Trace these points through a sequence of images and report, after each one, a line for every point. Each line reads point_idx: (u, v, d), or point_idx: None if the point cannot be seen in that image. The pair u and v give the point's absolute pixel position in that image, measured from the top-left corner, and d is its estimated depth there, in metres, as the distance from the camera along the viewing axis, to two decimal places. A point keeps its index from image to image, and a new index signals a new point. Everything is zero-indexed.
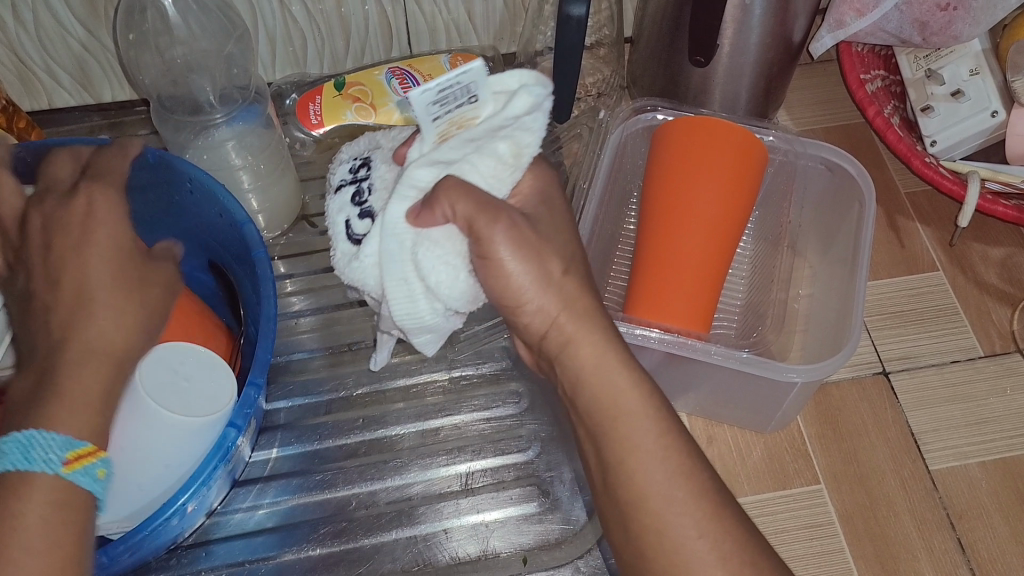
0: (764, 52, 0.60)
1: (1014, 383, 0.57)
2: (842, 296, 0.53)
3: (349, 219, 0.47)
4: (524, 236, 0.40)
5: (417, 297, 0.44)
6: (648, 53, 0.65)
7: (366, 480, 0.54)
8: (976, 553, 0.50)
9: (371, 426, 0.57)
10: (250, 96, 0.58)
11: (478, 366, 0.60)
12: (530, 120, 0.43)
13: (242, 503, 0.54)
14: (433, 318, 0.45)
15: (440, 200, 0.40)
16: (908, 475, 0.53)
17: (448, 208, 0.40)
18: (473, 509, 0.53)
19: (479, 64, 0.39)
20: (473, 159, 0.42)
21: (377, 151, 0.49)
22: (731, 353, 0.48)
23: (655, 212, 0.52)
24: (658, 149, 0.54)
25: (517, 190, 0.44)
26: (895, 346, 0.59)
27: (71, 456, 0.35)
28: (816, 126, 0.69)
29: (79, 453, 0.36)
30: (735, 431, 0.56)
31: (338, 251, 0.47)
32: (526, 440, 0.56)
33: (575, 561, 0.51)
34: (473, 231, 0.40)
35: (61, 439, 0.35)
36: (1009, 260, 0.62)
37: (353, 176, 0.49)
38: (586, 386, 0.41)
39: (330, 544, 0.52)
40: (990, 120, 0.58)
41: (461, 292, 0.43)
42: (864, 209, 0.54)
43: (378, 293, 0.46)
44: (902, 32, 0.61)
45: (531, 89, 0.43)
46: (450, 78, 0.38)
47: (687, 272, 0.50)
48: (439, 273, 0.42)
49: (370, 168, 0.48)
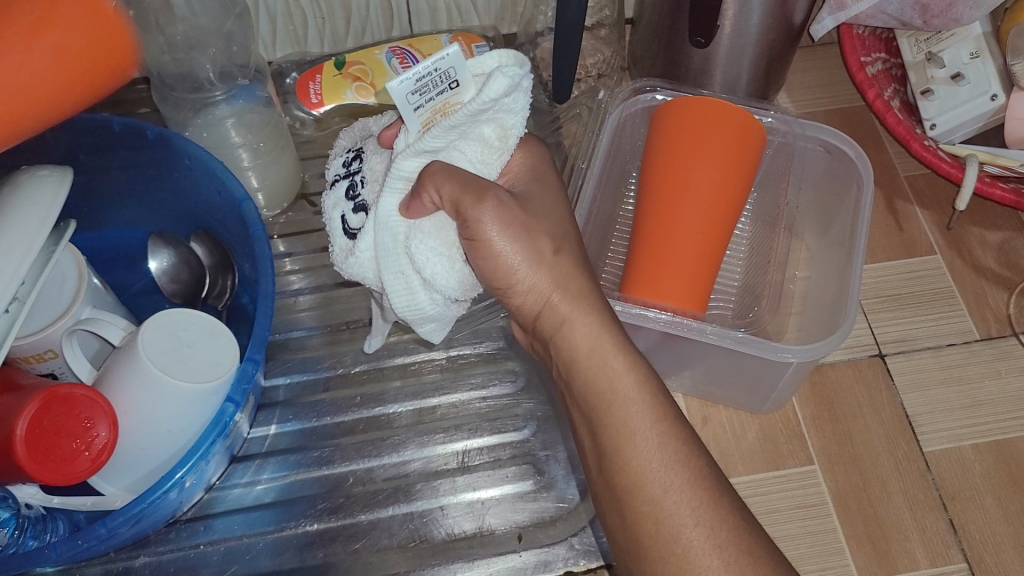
0: (764, 34, 0.60)
1: (1009, 367, 0.57)
2: (840, 278, 0.53)
3: (344, 213, 0.47)
4: (512, 214, 0.41)
5: (415, 287, 0.44)
6: (649, 35, 0.65)
7: (363, 457, 0.55)
8: (967, 534, 0.50)
9: (369, 405, 0.57)
10: (251, 75, 0.60)
11: (476, 345, 0.60)
12: (511, 103, 0.41)
13: (241, 478, 0.54)
14: (434, 309, 0.45)
15: (426, 186, 0.40)
16: (902, 456, 0.53)
17: (435, 193, 0.40)
18: (469, 487, 0.53)
19: (456, 49, 0.39)
20: (461, 146, 0.42)
21: (368, 142, 0.49)
22: (727, 333, 0.49)
23: (654, 191, 0.52)
24: (658, 128, 0.54)
25: (507, 170, 0.44)
26: (892, 329, 0.59)
27: None
28: (817, 109, 0.69)
29: None
30: (731, 411, 0.56)
31: (337, 246, 0.47)
32: (522, 419, 0.56)
33: (569, 539, 0.51)
34: (460, 214, 0.40)
35: None
36: (1006, 244, 0.62)
37: (347, 170, 0.49)
38: (581, 371, 0.41)
39: (327, 520, 0.52)
40: (990, 104, 0.58)
41: (458, 281, 0.43)
42: (862, 191, 0.54)
43: (378, 286, 0.46)
44: (903, 15, 0.61)
45: (507, 70, 0.41)
46: (425, 66, 0.38)
47: (685, 252, 0.51)
48: (435, 262, 0.42)
49: (363, 157, 0.48)
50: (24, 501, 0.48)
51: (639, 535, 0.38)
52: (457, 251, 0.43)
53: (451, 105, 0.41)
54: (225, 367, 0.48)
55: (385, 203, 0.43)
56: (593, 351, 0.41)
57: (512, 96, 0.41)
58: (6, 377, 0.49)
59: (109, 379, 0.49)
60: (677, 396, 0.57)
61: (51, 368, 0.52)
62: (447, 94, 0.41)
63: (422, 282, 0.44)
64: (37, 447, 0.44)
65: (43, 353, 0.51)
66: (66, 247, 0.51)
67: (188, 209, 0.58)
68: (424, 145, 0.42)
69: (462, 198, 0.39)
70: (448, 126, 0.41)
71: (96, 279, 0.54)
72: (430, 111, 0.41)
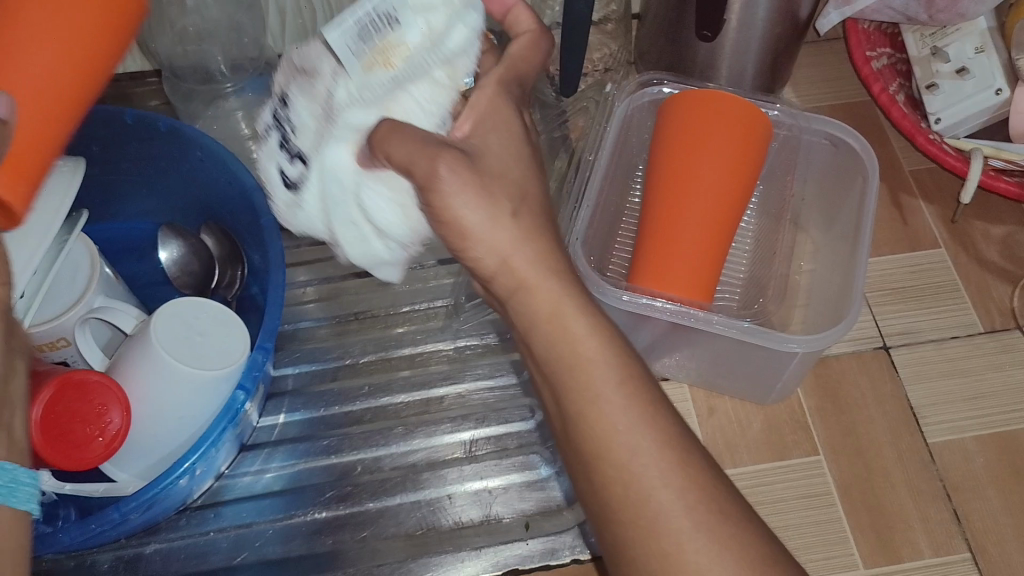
0: (771, 28, 0.60)
1: (1012, 359, 0.57)
2: (845, 270, 0.53)
3: (281, 166, 0.43)
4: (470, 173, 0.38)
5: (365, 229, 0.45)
6: (655, 29, 0.65)
7: (371, 445, 0.55)
8: (971, 524, 0.51)
9: (377, 394, 0.58)
10: (260, 66, 0.64)
11: (483, 336, 0.60)
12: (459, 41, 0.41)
13: (251, 466, 0.55)
14: (390, 255, 0.46)
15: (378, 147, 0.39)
16: (905, 447, 0.54)
17: (387, 155, 0.39)
18: (476, 476, 0.54)
19: None
20: (410, 88, 0.41)
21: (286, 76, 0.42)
22: (733, 323, 0.49)
23: (661, 182, 0.53)
24: (664, 120, 0.54)
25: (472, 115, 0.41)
26: (896, 321, 0.59)
27: None
28: (822, 103, 0.69)
29: None
30: (736, 402, 0.56)
31: (278, 201, 0.45)
32: (529, 409, 0.57)
33: (577, 527, 0.51)
34: (415, 173, 0.38)
35: None
36: (1010, 238, 0.63)
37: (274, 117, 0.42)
38: None
39: (336, 508, 0.53)
40: (995, 98, 0.58)
41: (411, 228, 0.44)
42: (867, 183, 0.54)
43: (327, 234, 0.46)
44: (908, 9, 0.61)
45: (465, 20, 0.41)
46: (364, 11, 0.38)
47: (691, 243, 0.51)
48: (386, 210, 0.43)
49: (285, 98, 0.42)
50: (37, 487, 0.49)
51: (610, 516, 0.36)
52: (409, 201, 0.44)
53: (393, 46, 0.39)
54: (236, 354, 0.49)
55: (329, 155, 0.42)
56: (551, 318, 0.39)
57: (467, 41, 0.41)
58: None
59: (122, 366, 0.49)
60: (682, 386, 0.57)
61: (64, 356, 0.53)
62: (389, 34, 0.39)
63: (375, 231, 0.45)
64: (52, 433, 0.45)
65: (57, 341, 0.51)
66: (79, 237, 0.51)
67: (198, 200, 0.59)
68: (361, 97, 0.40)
69: (415, 160, 0.38)
70: (395, 74, 0.40)
71: (108, 269, 0.54)
72: (371, 61, 0.39)
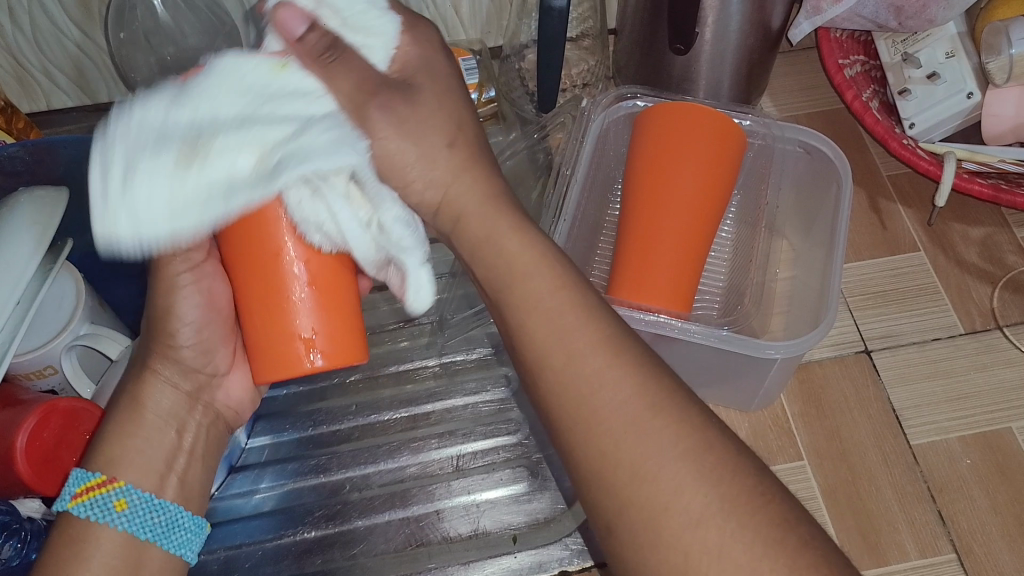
0: (743, 39, 0.61)
1: (992, 360, 0.58)
2: (821, 277, 0.54)
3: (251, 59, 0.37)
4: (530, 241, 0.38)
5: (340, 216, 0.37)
6: (630, 43, 0.67)
7: (359, 463, 0.56)
8: (956, 524, 0.51)
9: (364, 412, 0.59)
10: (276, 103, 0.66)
11: (469, 352, 0.61)
12: (312, 145, 0.36)
13: (242, 487, 0.55)
14: (216, 175, 0.35)
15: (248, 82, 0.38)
16: (889, 449, 0.54)
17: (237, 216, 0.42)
18: (464, 490, 0.54)
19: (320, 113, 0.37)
20: (263, 128, 0.35)
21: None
22: (711, 332, 0.50)
23: (638, 192, 0.54)
24: (639, 135, 0.55)
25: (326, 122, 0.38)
26: (877, 325, 0.60)
27: (78, 490, 0.37)
28: (800, 113, 0.70)
29: (90, 485, 0.38)
30: (720, 409, 0.57)
31: (154, 155, 0.34)
32: (515, 423, 0.57)
33: (563, 539, 0.51)
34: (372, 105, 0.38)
35: (75, 475, 0.38)
36: (988, 239, 0.63)
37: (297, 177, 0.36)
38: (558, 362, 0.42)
39: (324, 527, 0.53)
40: (967, 102, 0.59)
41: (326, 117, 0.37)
42: (841, 189, 0.55)
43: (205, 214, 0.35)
44: (878, 17, 0.62)
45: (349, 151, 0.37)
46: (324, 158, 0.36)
47: (666, 254, 0.52)
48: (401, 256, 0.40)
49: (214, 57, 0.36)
50: (26, 514, 0.49)
51: None
52: (264, 127, 0.35)
53: (281, 158, 0.35)
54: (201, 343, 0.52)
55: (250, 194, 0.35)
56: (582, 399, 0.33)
57: (329, 137, 0.36)
58: (5, 393, 0.50)
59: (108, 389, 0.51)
60: None
61: (51, 385, 0.53)
62: (297, 159, 0.35)
63: (176, 164, 0.34)
64: (37, 459, 0.45)
65: (43, 369, 0.52)
66: (64, 264, 0.52)
67: None
68: (162, 162, 0.34)
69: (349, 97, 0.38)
70: (304, 162, 0.36)
71: (94, 296, 0.55)
72: (177, 157, 0.34)
